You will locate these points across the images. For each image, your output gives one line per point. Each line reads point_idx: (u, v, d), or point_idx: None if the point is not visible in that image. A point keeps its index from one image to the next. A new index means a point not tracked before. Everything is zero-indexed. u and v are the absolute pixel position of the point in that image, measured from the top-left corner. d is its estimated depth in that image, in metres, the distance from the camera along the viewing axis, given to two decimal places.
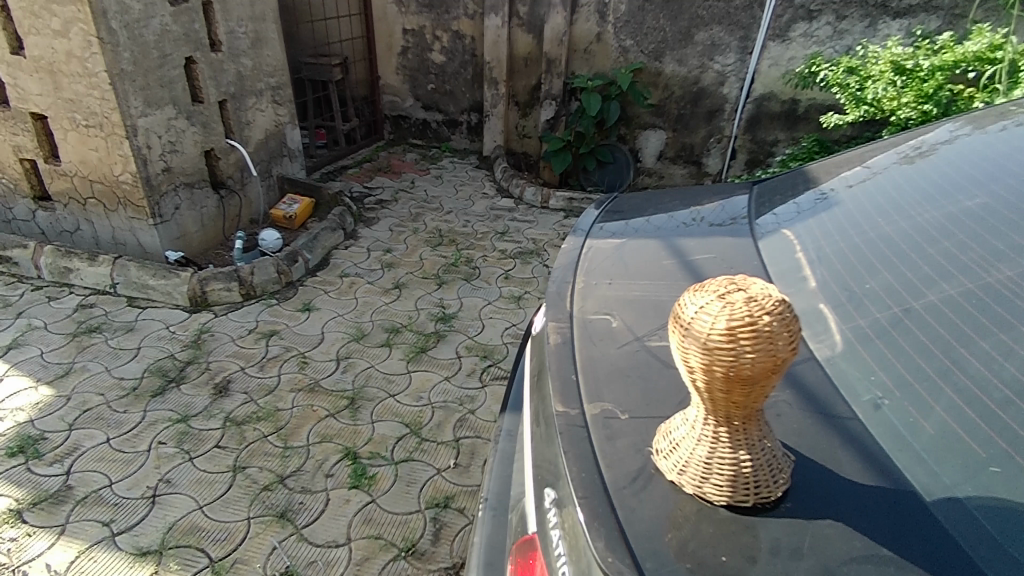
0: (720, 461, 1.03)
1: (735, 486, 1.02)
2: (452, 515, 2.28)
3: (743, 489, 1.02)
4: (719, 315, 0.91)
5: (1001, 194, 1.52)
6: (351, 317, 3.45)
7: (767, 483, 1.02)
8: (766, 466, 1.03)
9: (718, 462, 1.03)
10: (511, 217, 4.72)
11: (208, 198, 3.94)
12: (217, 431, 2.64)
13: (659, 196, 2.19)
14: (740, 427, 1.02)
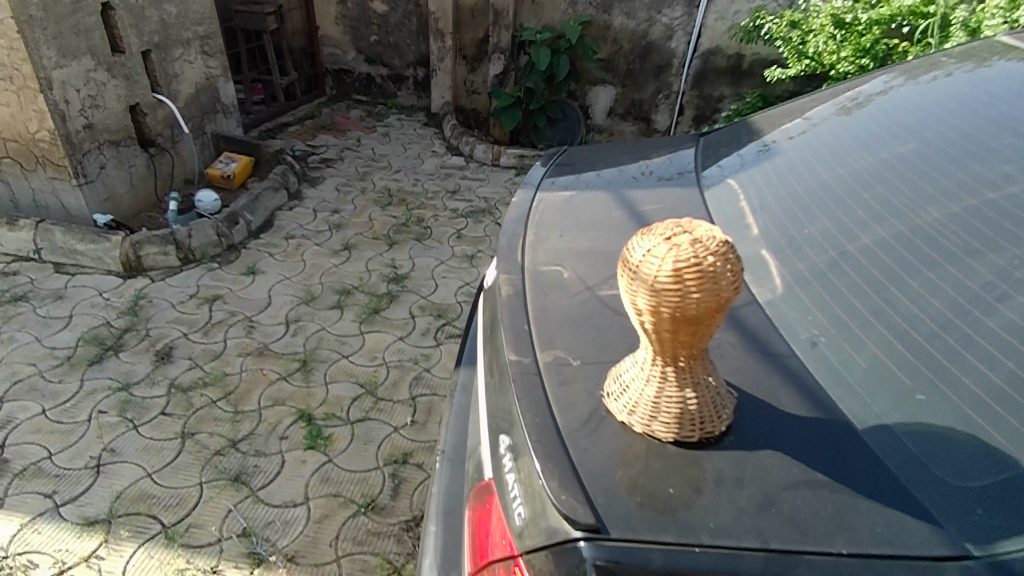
0: (668, 400, 1.07)
1: (682, 423, 1.07)
2: (411, 470, 2.30)
3: (689, 425, 1.06)
4: (665, 257, 0.93)
5: (930, 141, 1.59)
6: (299, 280, 3.36)
7: (712, 418, 1.07)
8: (711, 403, 1.07)
9: (665, 401, 1.07)
10: (462, 175, 4.65)
11: (137, 156, 3.72)
12: (162, 398, 2.56)
13: (608, 150, 2.20)
14: (686, 367, 1.05)
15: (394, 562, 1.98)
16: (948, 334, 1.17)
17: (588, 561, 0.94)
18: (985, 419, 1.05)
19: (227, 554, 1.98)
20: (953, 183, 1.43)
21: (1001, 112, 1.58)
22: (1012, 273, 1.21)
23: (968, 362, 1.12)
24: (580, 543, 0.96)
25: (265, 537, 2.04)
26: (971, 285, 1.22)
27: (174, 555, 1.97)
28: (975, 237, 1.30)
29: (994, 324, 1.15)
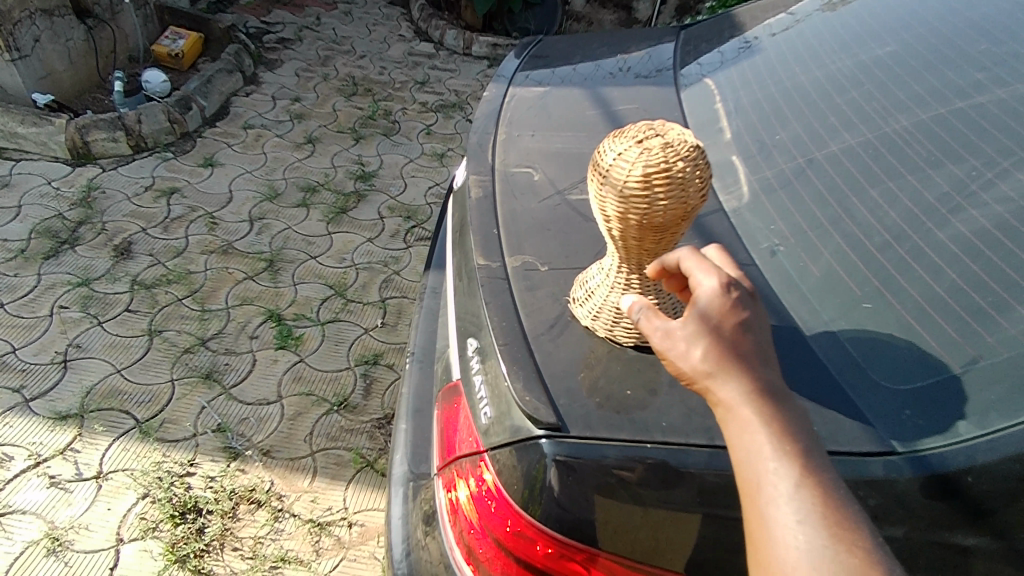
0: None
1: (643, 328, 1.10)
2: (382, 370, 2.36)
3: None
4: (635, 162, 0.92)
5: (910, 43, 1.55)
6: (261, 174, 3.23)
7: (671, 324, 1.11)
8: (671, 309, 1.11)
9: None
10: (432, 65, 4.39)
11: (73, 28, 3.39)
12: (126, 295, 2.52)
13: (585, 42, 2.08)
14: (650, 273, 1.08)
15: (367, 457, 2.09)
16: (899, 245, 1.21)
17: (549, 456, 1.00)
18: (923, 327, 1.11)
19: (203, 448, 2.05)
20: (926, 89, 1.41)
21: (982, 15, 1.54)
22: (968, 184, 1.23)
23: (915, 271, 1.17)
24: (542, 440, 1.01)
25: (240, 432, 2.11)
26: (928, 196, 1.24)
27: (150, 449, 2.03)
28: (939, 147, 1.30)
29: (944, 235, 1.19)
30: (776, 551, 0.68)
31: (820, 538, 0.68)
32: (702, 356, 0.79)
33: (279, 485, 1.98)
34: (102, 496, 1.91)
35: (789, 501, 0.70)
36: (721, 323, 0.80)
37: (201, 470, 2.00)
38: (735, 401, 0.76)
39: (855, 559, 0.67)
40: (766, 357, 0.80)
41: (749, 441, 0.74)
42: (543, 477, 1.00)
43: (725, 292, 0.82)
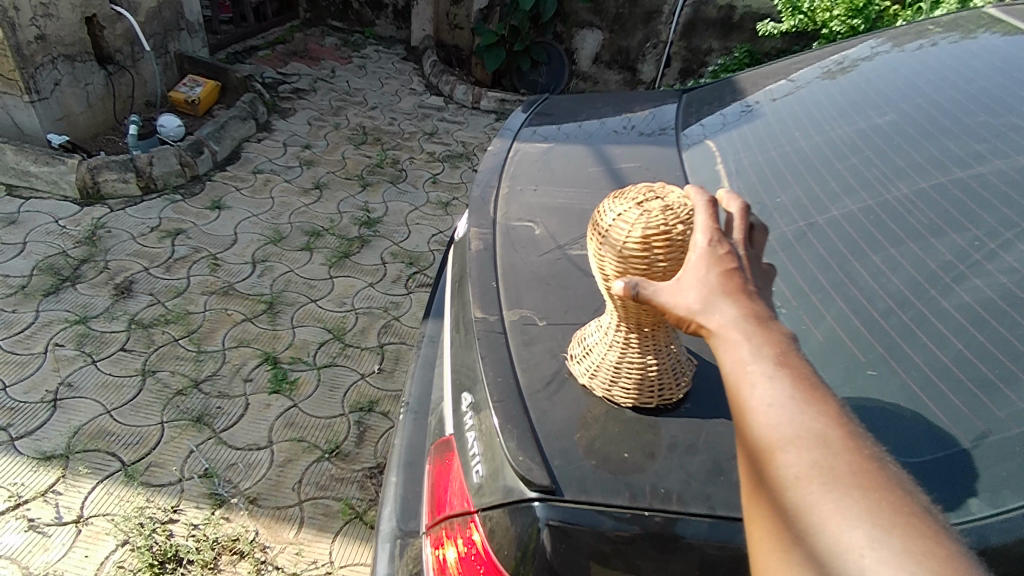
0: (630, 365, 1.07)
1: (642, 389, 1.08)
2: (376, 418, 2.32)
3: (649, 392, 1.08)
4: (635, 224, 0.92)
5: (908, 113, 1.58)
6: (267, 218, 3.26)
7: (671, 386, 1.09)
8: (671, 370, 1.09)
9: (627, 366, 1.07)
10: (440, 117, 4.50)
11: (94, 73, 3.50)
12: (122, 334, 2.51)
13: (590, 101, 2.14)
14: (649, 333, 1.05)
15: (356, 508, 2.02)
16: (903, 311, 1.19)
17: (542, 520, 0.96)
18: (929, 396, 1.08)
19: (188, 494, 1.99)
20: (927, 158, 1.43)
21: (979, 88, 1.58)
22: (971, 254, 1.23)
23: (920, 339, 1.15)
24: (535, 503, 0.98)
25: (227, 478, 2.05)
26: (931, 264, 1.24)
27: (134, 493, 1.97)
28: (940, 215, 1.31)
29: (949, 303, 1.18)
30: (761, 438, 0.67)
31: (801, 419, 0.67)
32: (694, 294, 0.79)
33: (264, 535, 1.91)
34: (80, 542, 1.85)
35: (771, 390, 0.69)
36: (715, 264, 0.80)
37: (184, 517, 1.93)
38: (723, 322, 0.75)
39: (836, 435, 0.66)
40: (760, 292, 0.80)
41: (735, 351, 0.74)
42: (535, 542, 0.96)
43: (719, 240, 0.83)
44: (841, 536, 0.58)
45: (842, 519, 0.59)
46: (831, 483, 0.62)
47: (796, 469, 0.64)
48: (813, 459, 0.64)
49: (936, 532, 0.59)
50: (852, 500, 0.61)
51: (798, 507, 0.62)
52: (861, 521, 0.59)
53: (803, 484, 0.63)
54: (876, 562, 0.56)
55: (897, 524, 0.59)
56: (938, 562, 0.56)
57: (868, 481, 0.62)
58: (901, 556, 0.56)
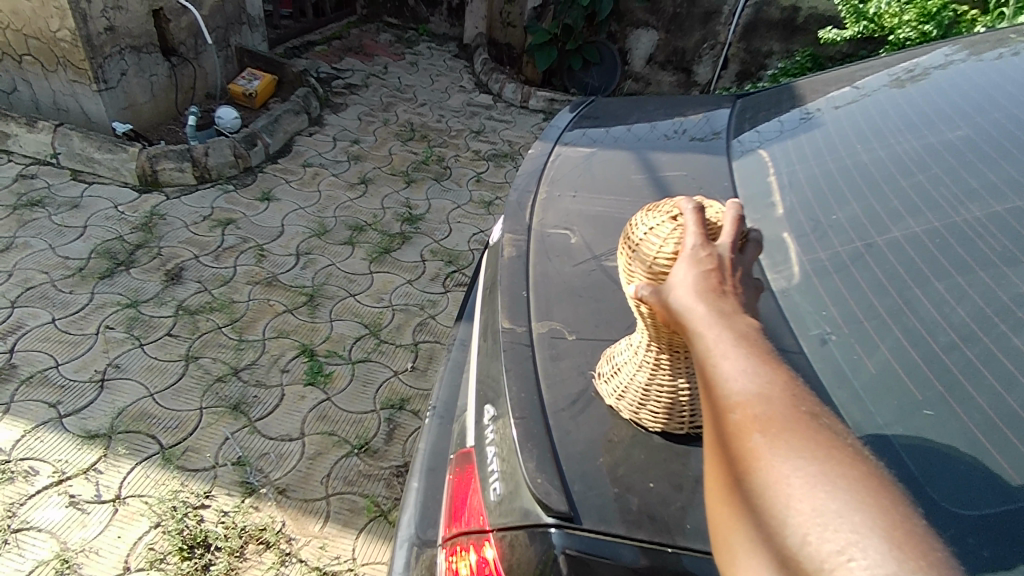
0: (659, 388, 1.00)
1: (672, 414, 1.01)
2: (406, 416, 2.31)
3: (678, 419, 1.01)
4: (665, 240, 0.87)
5: (986, 127, 1.45)
6: (313, 211, 3.32)
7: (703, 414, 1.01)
8: None
9: (656, 389, 1.00)
10: (488, 115, 4.48)
11: (158, 64, 3.63)
12: (169, 319, 2.59)
13: (639, 104, 2.07)
14: (682, 356, 0.96)
15: (381, 506, 2.02)
16: (968, 347, 1.09)
17: (558, 547, 0.92)
18: (993, 443, 0.98)
19: (220, 481, 2.03)
20: (1002, 178, 1.31)
21: None
22: None
23: (985, 378, 1.04)
24: (552, 529, 0.94)
25: (259, 468, 2.09)
26: (1001, 296, 1.13)
27: (170, 476, 2.03)
28: (1015, 243, 1.19)
29: (1021, 341, 1.06)
30: (714, 398, 0.67)
31: (750, 376, 0.66)
32: (676, 291, 0.77)
33: (290, 527, 1.93)
34: (116, 521, 1.91)
35: (727, 352, 0.69)
36: (695, 263, 0.78)
37: (215, 503, 1.97)
38: (697, 313, 0.73)
39: (781, 387, 0.66)
40: (743, 290, 0.76)
41: (699, 330, 0.72)
42: (551, 569, 0.92)
43: (706, 242, 0.81)
44: (773, 472, 0.59)
45: (776, 456, 0.60)
46: (770, 427, 0.62)
47: (741, 420, 0.63)
48: (757, 409, 0.64)
49: (857, 459, 0.60)
50: (788, 443, 0.60)
51: (740, 454, 0.62)
52: (794, 457, 0.59)
53: (746, 431, 0.62)
54: (803, 491, 0.56)
55: (824, 456, 0.59)
56: (856, 482, 0.57)
57: (805, 423, 0.62)
58: (824, 482, 0.57)
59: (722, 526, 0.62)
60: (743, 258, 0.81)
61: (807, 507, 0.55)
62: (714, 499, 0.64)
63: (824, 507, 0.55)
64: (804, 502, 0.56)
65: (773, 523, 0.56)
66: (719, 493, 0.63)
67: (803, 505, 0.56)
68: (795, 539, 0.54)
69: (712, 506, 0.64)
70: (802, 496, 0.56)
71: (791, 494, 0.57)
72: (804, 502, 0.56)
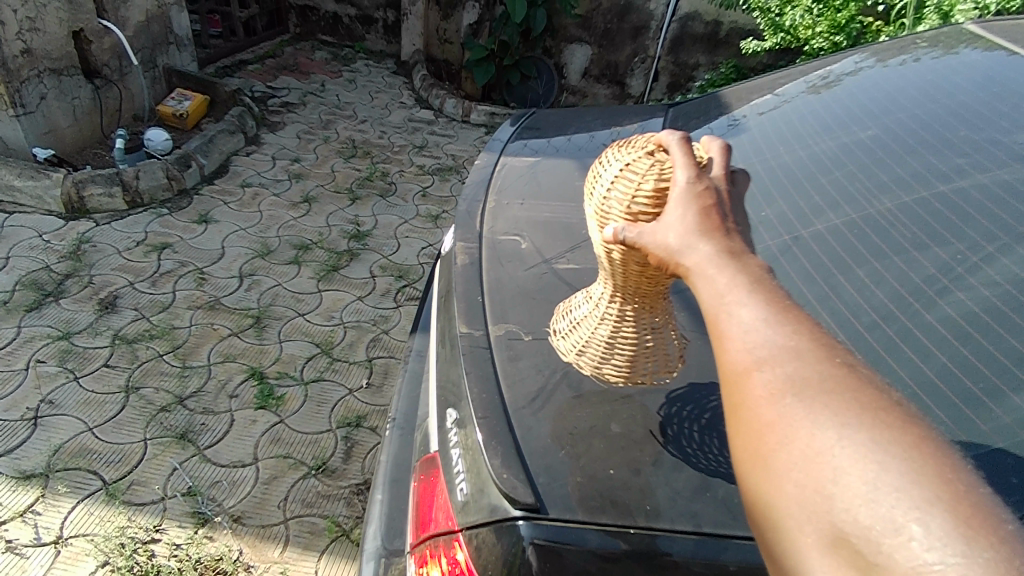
0: (623, 341, 1.03)
1: (634, 366, 1.04)
2: (364, 433, 2.29)
3: (641, 370, 1.04)
4: (644, 176, 0.90)
5: (891, 127, 1.59)
6: (255, 231, 3.25)
7: (665, 364, 1.05)
8: (665, 346, 1.04)
9: (620, 342, 1.04)
10: (430, 130, 4.51)
11: (81, 87, 3.49)
12: (106, 350, 2.48)
13: (578, 114, 2.15)
14: (642, 308, 1.01)
15: (343, 525, 1.99)
16: (888, 325, 1.20)
17: (526, 539, 0.95)
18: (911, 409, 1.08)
19: (171, 513, 1.96)
20: (908, 172, 1.44)
21: (959, 103, 1.60)
22: (954, 267, 1.24)
23: (905, 353, 1.15)
24: (519, 521, 0.97)
25: (211, 497, 2.02)
26: (914, 277, 1.25)
27: (115, 513, 1.94)
28: (923, 229, 1.32)
29: (933, 317, 1.19)
30: (734, 352, 0.67)
31: (772, 333, 0.67)
32: (674, 232, 0.78)
33: (248, 554, 1.88)
34: (59, 564, 1.81)
35: (742, 305, 0.69)
36: (691, 202, 0.79)
37: (166, 537, 1.89)
38: (699, 256, 0.74)
39: (808, 344, 0.66)
40: (739, 225, 0.79)
41: (704, 276, 0.73)
42: (520, 560, 0.94)
43: (700, 174, 0.83)
44: (814, 442, 0.59)
45: (816, 425, 0.60)
46: (804, 392, 0.62)
47: (772, 386, 0.64)
48: (787, 371, 0.64)
49: (909, 423, 0.60)
50: (825, 408, 0.61)
51: (773, 421, 0.62)
52: (835, 424, 0.60)
53: (777, 397, 0.63)
54: (850, 463, 0.57)
55: (868, 420, 0.59)
56: (906, 447, 0.57)
57: (839, 384, 0.63)
58: (873, 452, 0.57)
59: (759, 494, 0.62)
60: (734, 189, 0.85)
61: (855, 479, 0.56)
62: (745, 465, 0.64)
63: (873, 480, 0.55)
64: (852, 475, 0.56)
65: (820, 497, 0.57)
66: (752, 461, 0.63)
67: (853, 478, 0.56)
68: (842, 517, 0.55)
69: (744, 473, 0.65)
70: (851, 468, 0.56)
71: (836, 466, 0.57)
72: (855, 475, 0.56)
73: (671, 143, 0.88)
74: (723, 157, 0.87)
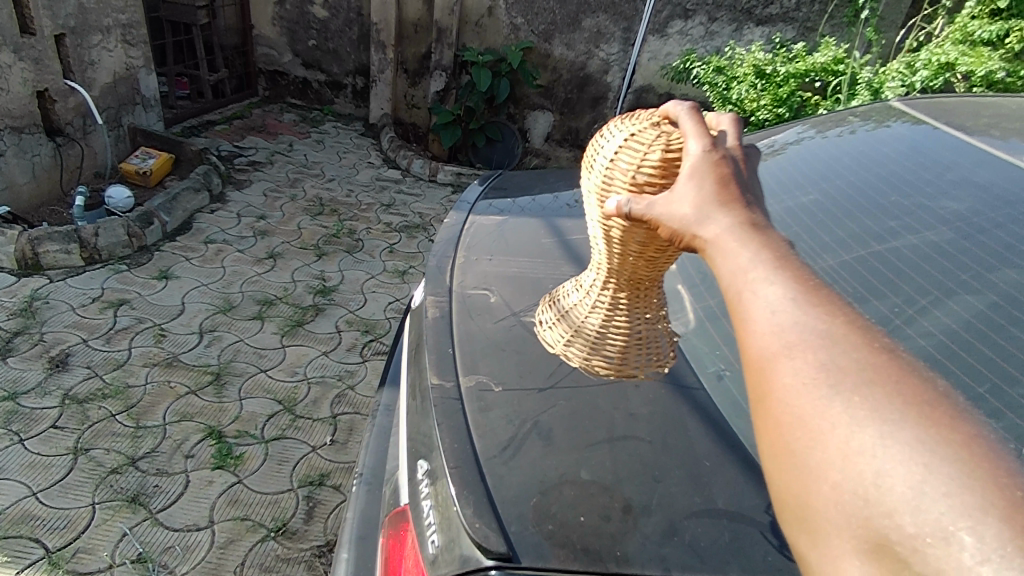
0: (615, 328, 1.11)
1: (624, 356, 1.12)
2: (327, 492, 2.23)
3: (630, 359, 1.12)
4: (650, 147, 0.98)
5: (829, 192, 1.74)
6: (217, 287, 3.22)
7: (656, 355, 1.13)
8: (655, 337, 1.13)
9: (612, 330, 1.12)
10: (398, 189, 4.61)
11: (42, 145, 3.47)
12: (54, 410, 2.39)
13: (543, 176, 2.26)
14: (635, 296, 1.10)
15: None
16: None
17: None
18: None
19: None
20: (848, 233, 1.57)
21: (888, 171, 1.77)
22: (893, 319, 1.34)
23: None
24: (491, 571, 0.97)
25: (163, 563, 1.92)
26: None
27: None
28: (864, 285, 1.43)
29: None
30: (759, 326, 0.70)
31: (798, 315, 0.69)
32: (689, 202, 0.82)
33: None
34: None
35: (768, 286, 0.72)
36: (703, 175, 0.84)
37: None
38: (717, 228, 0.78)
39: (838, 331, 0.68)
40: (755, 199, 0.83)
41: (723, 249, 0.77)
42: None
43: (713, 146, 0.88)
44: (854, 440, 0.59)
45: (854, 422, 0.60)
46: (840, 383, 0.63)
47: (804, 374, 0.65)
48: (818, 360, 0.65)
49: (956, 422, 0.59)
50: (864, 402, 0.61)
51: (807, 415, 0.63)
52: (875, 420, 0.60)
53: (811, 388, 0.64)
54: (893, 464, 0.57)
55: (910, 419, 0.59)
56: (956, 450, 0.57)
57: (879, 378, 0.63)
58: (920, 454, 0.56)
59: (792, 498, 0.62)
60: (747, 160, 0.90)
61: (901, 482, 0.56)
62: (775, 463, 0.65)
63: (922, 486, 0.55)
64: (898, 477, 0.56)
65: (860, 500, 0.57)
66: (784, 461, 0.64)
67: (897, 482, 0.56)
68: (883, 522, 0.55)
69: (774, 471, 0.65)
70: (894, 471, 0.56)
71: (879, 469, 0.57)
72: (899, 477, 0.56)
73: (681, 114, 0.95)
74: (734, 134, 0.93)
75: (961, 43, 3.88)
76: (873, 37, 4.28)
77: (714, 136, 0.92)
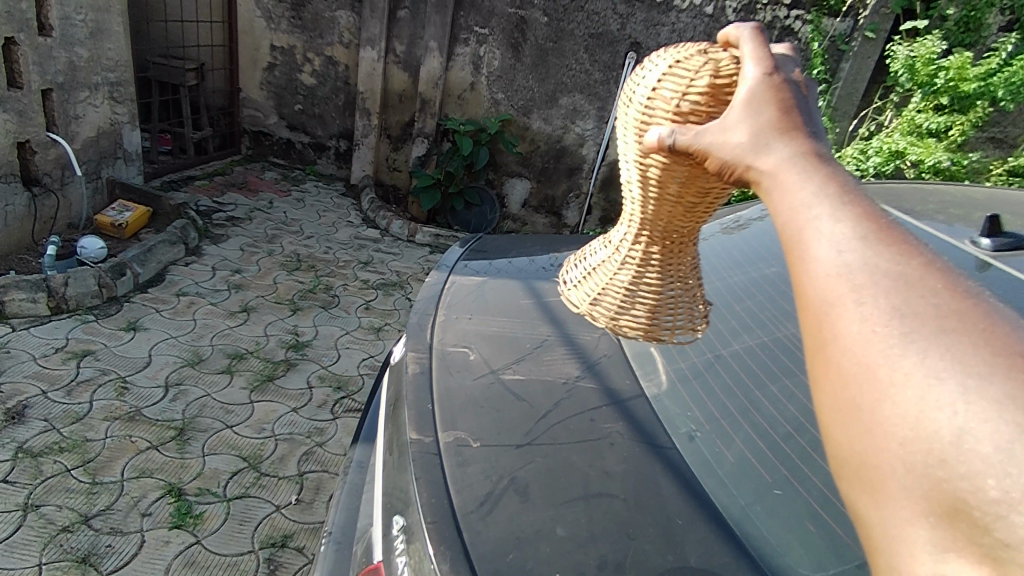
0: (645, 287, 1.12)
1: (652, 320, 1.11)
2: (290, 554, 2.15)
3: (659, 323, 1.12)
4: (697, 73, 0.99)
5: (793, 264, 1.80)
6: (187, 340, 3.17)
7: (688, 317, 1.14)
8: (685, 302, 1.14)
9: (641, 290, 1.12)
10: (376, 248, 4.67)
11: (17, 194, 3.46)
12: (6, 463, 2.30)
13: (521, 241, 2.34)
14: (667, 250, 1.13)
15: None
16: (801, 437, 1.31)
17: None
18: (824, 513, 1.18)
19: None
20: None
21: None
22: None
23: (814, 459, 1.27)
24: None
25: None
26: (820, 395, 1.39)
27: None
28: None
29: None
30: (824, 244, 0.66)
31: (865, 253, 0.64)
32: (743, 132, 0.79)
33: None
34: None
35: (831, 219, 0.67)
36: (762, 103, 0.79)
37: None
38: (777, 157, 0.75)
39: (913, 272, 0.63)
40: (814, 128, 0.79)
41: (785, 174, 0.73)
42: None
43: (772, 71, 0.84)
44: (930, 394, 0.55)
45: (931, 375, 0.56)
46: (912, 331, 0.59)
47: (872, 322, 0.60)
48: (888, 304, 0.61)
49: None
50: (944, 349, 0.57)
51: (873, 366, 0.59)
52: (957, 375, 0.55)
53: (876, 338, 0.59)
54: (975, 423, 0.52)
55: (1000, 373, 0.54)
56: None
57: (961, 328, 0.58)
58: (1003, 412, 0.52)
59: (853, 457, 0.59)
60: (807, 88, 0.86)
61: (985, 444, 0.51)
62: (834, 420, 0.61)
63: (1010, 446, 0.50)
64: (981, 438, 0.52)
65: (936, 458, 0.53)
66: (846, 419, 0.60)
67: (981, 442, 0.51)
68: (964, 486, 0.51)
69: (834, 429, 0.61)
70: (978, 429, 0.52)
71: (959, 427, 0.53)
72: (984, 437, 0.51)
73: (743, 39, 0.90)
74: (792, 64, 0.90)
75: (910, 133, 4.25)
76: (829, 126, 4.61)
77: (773, 60, 0.87)
